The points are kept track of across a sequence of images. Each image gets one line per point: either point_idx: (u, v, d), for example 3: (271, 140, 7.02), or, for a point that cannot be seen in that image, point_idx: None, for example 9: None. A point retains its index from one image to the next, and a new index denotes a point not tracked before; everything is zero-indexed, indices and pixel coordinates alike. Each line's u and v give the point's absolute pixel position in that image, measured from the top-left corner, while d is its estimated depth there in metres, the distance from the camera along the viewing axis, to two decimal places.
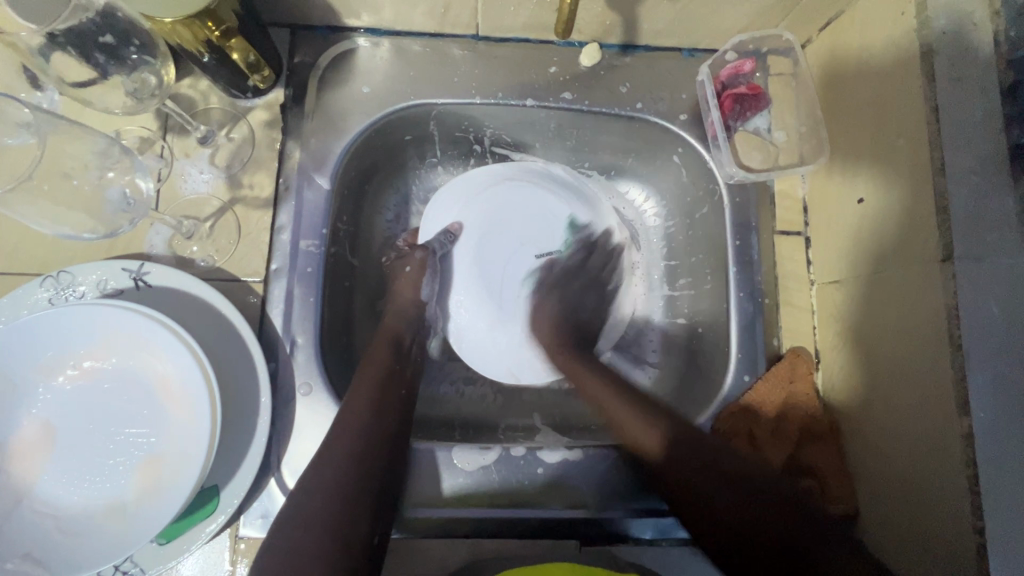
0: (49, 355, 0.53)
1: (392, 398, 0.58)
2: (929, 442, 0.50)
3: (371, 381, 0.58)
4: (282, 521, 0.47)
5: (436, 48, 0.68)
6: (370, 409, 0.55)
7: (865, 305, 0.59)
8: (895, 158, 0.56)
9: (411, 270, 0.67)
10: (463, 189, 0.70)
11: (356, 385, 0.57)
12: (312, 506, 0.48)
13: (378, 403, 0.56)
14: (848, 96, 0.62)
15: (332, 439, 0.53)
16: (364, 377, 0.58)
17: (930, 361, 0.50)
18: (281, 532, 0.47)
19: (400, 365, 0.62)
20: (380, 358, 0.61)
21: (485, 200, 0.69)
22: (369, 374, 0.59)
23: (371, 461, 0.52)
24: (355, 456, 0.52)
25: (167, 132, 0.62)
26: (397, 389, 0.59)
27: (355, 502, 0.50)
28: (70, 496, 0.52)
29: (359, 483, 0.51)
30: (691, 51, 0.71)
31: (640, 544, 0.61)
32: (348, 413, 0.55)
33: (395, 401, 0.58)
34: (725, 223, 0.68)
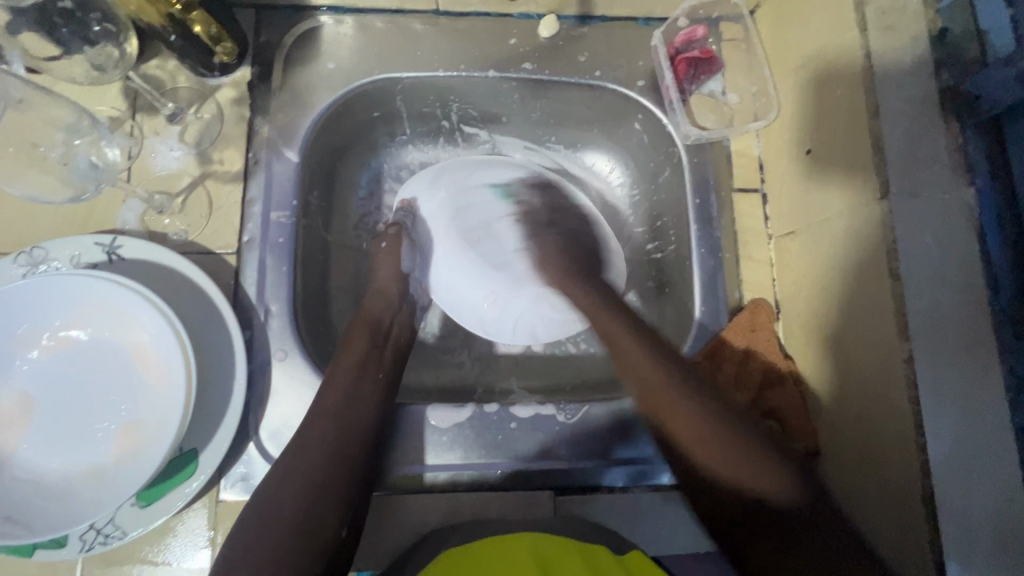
0: (23, 327, 0.54)
1: (371, 369, 0.60)
2: (879, 382, 0.52)
3: (350, 365, 0.59)
4: (258, 494, 0.50)
5: (398, 24, 0.70)
6: (347, 379, 0.58)
7: (818, 252, 0.61)
8: (838, 107, 0.58)
9: (388, 246, 0.69)
10: (427, 179, 0.75)
11: (333, 370, 0.59)
12: (287, 473, 0.50)
13: (355, 372, 0.58)
14: (794, 55, 0.65)
15: (310, 412, 0.55)
16: (344, 362, 0.60)
17: (874, 295, 0.53)
18: (255, 508, 0.49)
19: (382, 337, 0.63)
20: (359, 331, 0.63)
21: (448, 181, 0.75)
22: (350, 347, 0.61)
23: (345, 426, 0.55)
24: (329, 426, 0.54)
25: (136, 111, 0.64)
26: (376, 358, 0.61)
27: (333, 470, 0.52)
28: (51, 463, 0.53)
29: (332, 450, 0.53)
30: (647, 19, 0.74)
31: (614, 492, 0.63)
32: (330, 389, 0.57)
33: (376, 371, 0.60)
34: (684, 183, 0.70)
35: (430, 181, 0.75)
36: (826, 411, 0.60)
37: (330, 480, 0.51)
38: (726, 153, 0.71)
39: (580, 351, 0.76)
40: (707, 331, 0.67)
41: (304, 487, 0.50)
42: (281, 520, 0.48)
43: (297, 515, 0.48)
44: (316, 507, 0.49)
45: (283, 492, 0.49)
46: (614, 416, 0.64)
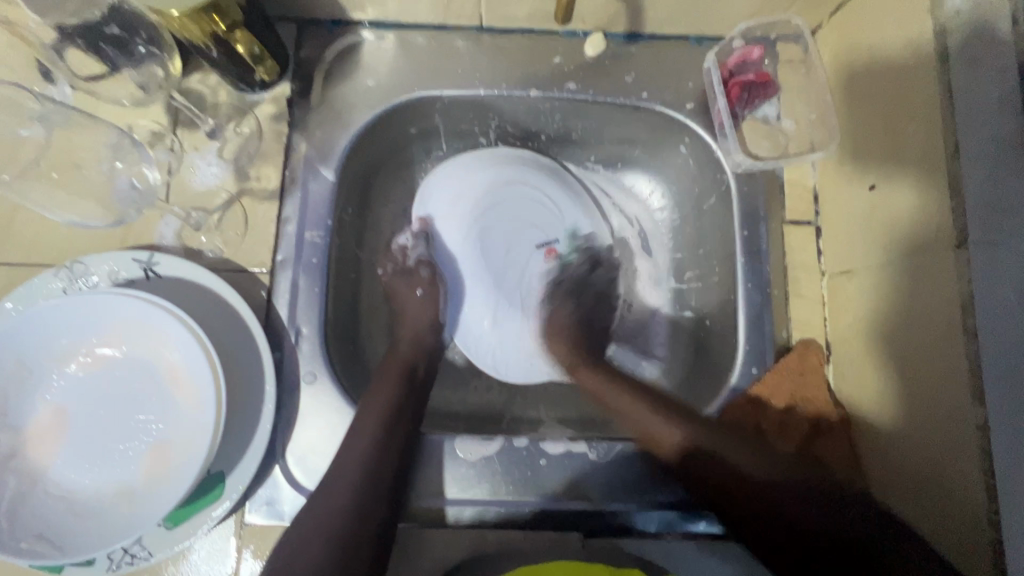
0: (62, 342, 0.54)
1: (402, 413, 0.59)
2: (950, 452, 0.48)
3: (376, 414, 0.57)
4: (288, 545, 0.50)
5: (440, 40, 0.68)
6: (376, 428, 0.57)
7: (878, 296, 0.57)
8: (908, 144, 0.54)
9: (422, 293, 0.68)
10: (445, 195, 0.71)
11: (360, 419, 0.57)
12: (318, 526, 0.50)
13: (385, 419, 0.57)
14: (858, 82, 0.61)
15: (339, 457, 0.55)
16: (369, 406, 0.58)
17: (943, 349, 0.49)
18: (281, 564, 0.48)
19: (413, 380, 0.63)
20: (392, 371, 0.62)
21: (465, 197, 0.71)
22: (383, 388, 0.60)
23: (372, 472, 0.54)
24: (357, 477, 0.54)
25: (177, 126, 0.63)
26: (408, 402, 0.60)
27: (359, 521, 0.52)
28: (83, 480, 0.53)
29: (361, 501, 0.53)
30: (698, 39, 0.70)
31: (645, 538, 0.59)
32: (356, 435, 0.56)
33: (408, 416, 0.59)
34: (732, 213, 0.67)
35: (449, 195, 0.71)
36: (883, 467, 0.55)
37: (356, 530, 0.51)
38: (778, 182, 0.67)
39: None
40: (749, 373, 0.63)
41: (333, 541, 0.50)
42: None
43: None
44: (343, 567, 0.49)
45: (311, 546, 0.49)
46: (649, 458, 0.61)
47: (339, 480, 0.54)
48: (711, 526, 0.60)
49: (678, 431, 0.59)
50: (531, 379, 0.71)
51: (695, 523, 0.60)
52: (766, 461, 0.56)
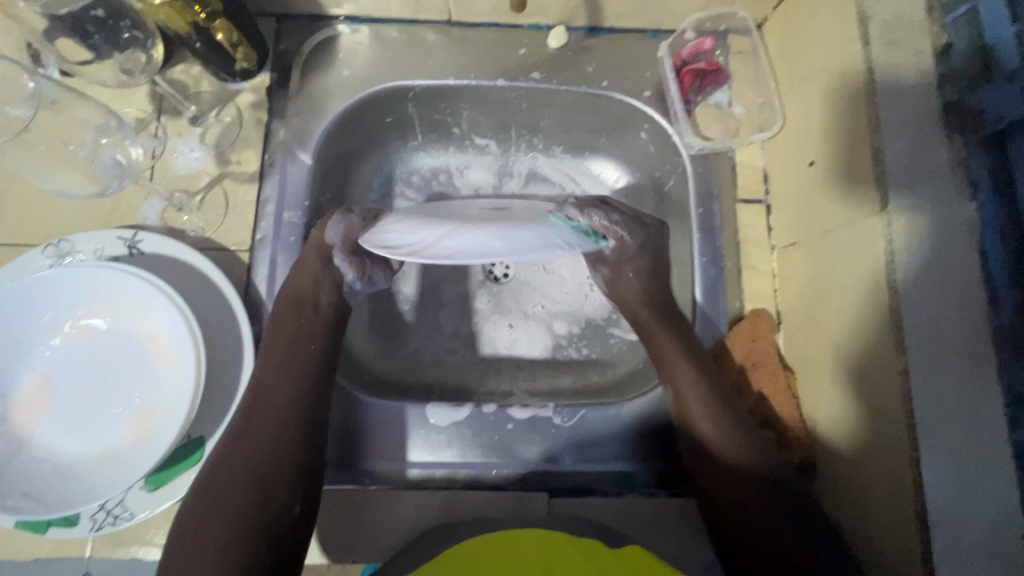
0: (50, 314, 0.57)
1: (297, 360, 0.57)
2: (878, 399, 0.52)
3: (282, 343, 0.58)
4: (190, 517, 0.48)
5: (412, 33, 0.72)
6: (283, 360, 0.57)
7: (819, 264, 0.61)
8: (841, 121, 0.58)
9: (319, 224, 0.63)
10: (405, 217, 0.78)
11: (266, 350, 0.58)
12: (223, 490, 0.49)
13: (290, 352, 0.58)
14: (798, 68, 0.65)
15: (249, 391, 0.55)
16: (275, 343, 0.58)
17: (870, 307, 0.53)
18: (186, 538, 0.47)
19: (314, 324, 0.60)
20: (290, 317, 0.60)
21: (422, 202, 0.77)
22: (278, 340, 0.59)
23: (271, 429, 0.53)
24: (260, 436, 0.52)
25: (161, 113, 0.67)
26: (317, 336, 0.60)
27: (266, 475, 0.51)
28: (68, 445, 0.56)
29: (267, 458, 0.52)
30: (655, 32, 0.74)
31: (609, 496, 0.62)
32: (264, 370, 0.56)
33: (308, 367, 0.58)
34: (689, 193, 0.71)
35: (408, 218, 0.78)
36: (823, 425, 0.59)
37: (267, 483, 0.51)
38: (731, 163, 0.71)
39: (581, 356, 0.78)
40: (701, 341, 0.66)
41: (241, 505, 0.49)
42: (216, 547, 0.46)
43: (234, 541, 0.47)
44: (263, 494, 0.50)
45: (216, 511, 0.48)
46: (612, 421, 0.64)
47: (236, 443, 0.52)
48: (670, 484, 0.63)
49: (704, 416, 0.58)
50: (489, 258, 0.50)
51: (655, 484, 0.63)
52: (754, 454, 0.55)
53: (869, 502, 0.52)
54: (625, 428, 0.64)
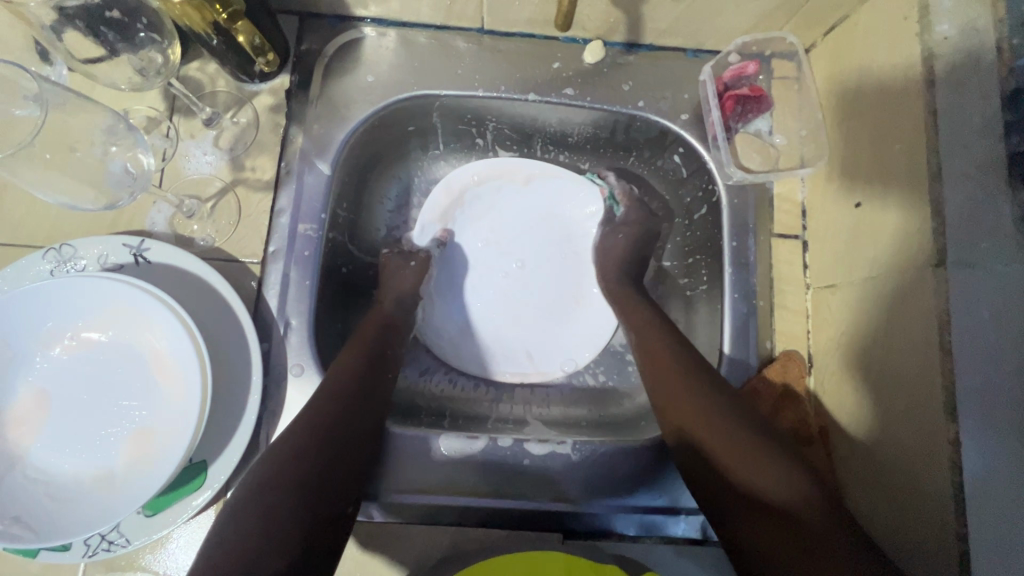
0: (49, 324, 0.54)
1: (376, 375, 0.58)
2: (923, 460, 0.49)
3: (357, 354, 0.59)
4: (235, 503, 0.46)
5: (441, 40, 0.69)
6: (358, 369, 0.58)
7: (859, 311, 0.58)
8: (893, 163, 0.55)
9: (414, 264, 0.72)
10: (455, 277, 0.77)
11: (342, 357, 0.58)
12: (276, 480, 0.47)
13: (365, 363, 0.58)
14: (847, 100, 0.62)
15: (319, 393, 0.55)
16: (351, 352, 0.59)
17: (919, 365, 0.50)
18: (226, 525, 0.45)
19: (383, 346, 0.62)
20: (369, 332, 0.63)
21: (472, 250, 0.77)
22: (350, 352, 0.59)
23: (331, 428, 0.52)
24: (322, 434, 0.51)
25: (174, 113, 0.63)
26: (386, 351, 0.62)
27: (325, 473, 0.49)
28: (62, 465, 0.53)
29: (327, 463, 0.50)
30: (695, 52, 0.71)
31: (624, 539, 0.61)
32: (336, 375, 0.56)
33: (374, 381, 0.58)
34: (722, 224, 0.68)
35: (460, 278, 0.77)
36: (860, 480, 0.56)
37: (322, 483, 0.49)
38: (768, 195, 0.68)
39: (598, 384, 0.76)
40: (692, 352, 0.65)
41: (286, 501, 0.46)
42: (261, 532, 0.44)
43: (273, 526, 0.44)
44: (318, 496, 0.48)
45: (259, 498, 0.46)
46: (632, 462, 0.62)
47: (299, 436, 0.50)
48: (689, 531, 0.61)
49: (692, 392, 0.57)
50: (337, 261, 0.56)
51: (674, 529, 0.61)
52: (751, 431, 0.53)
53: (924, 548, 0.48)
54: (643, 470, 0.62)
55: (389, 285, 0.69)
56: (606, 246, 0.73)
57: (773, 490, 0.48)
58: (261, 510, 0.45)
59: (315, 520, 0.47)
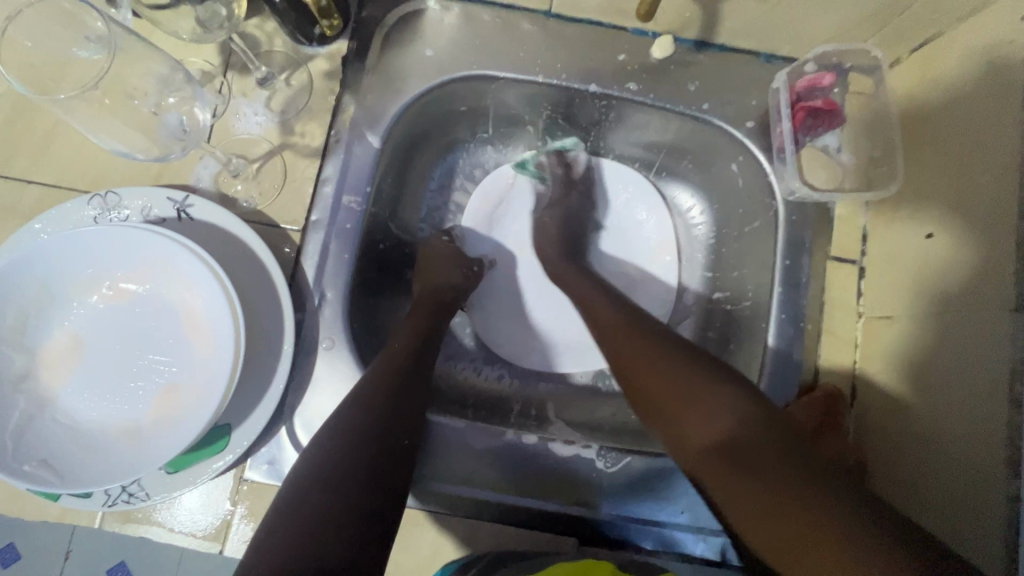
0: (88, 271, 0.54)
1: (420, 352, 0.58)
2: (976, 513, 0.47)
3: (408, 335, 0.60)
4: (302, 471, 0.46)
5: (506, 19, 0.66)
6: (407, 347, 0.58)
7: (919, 348, 0.56)
8: (979, 195, 0.51)
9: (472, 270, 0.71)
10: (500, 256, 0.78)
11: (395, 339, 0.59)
12: (343, 451, 0.47)
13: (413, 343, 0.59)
14: (931, 123, 0.58)
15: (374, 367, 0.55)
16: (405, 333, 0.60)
17: (981, 414, 0.48)
18: (297, 488, 0.45)
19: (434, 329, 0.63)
20: (423, 317, 0.63)
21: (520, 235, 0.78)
22: (404, 333, 0.60)
23: (387, 402, 0.52)
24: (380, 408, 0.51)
25: (228, 69, 0.62)
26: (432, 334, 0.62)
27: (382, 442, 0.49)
28: (90, 412, 0.53)
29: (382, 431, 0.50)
30: (769, 57, 0.67)
31: (641, 553, 0.59)
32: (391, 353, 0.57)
33: (422, 358, 0.58)
34: (776, 240, 0.65)
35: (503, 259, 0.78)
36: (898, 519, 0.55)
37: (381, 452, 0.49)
38: (829, 215, 0.65)
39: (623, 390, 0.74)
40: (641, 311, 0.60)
41: (354, 472, 0.46)
42: (333, 495, 0.44)
43: (341, 484, 0.45)
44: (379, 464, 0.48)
45: (331, 466, 0.46)
46: (655, 474, 0.60)
47: (356, 409, 0.51)
48: (708, 553, 0.59)
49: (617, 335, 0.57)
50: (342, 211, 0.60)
51: (693, 549, 0.59)
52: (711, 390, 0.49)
53: None
54: (668, 483, 0.60)
55: (442, 274, 0.69)
56: (548, 229, 0.72)
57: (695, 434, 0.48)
58: (331, 478, 0.45)
59: (379, 484, 0.47)
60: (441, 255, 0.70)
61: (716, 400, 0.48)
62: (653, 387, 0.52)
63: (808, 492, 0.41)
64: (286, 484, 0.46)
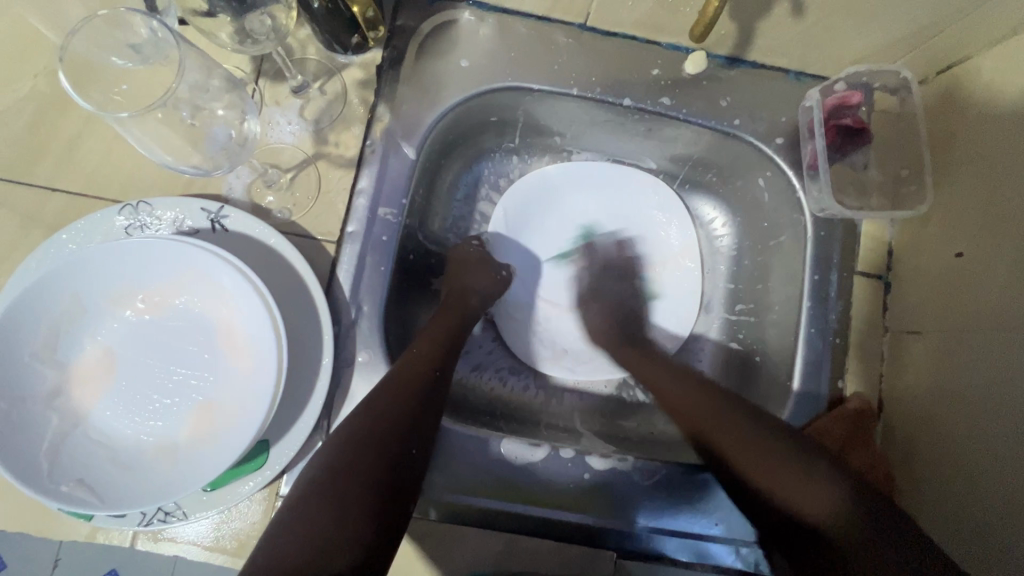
0: (121, 284, 0.52)
1: (437, 357, 0.56)
2: (1017, 524, 0.48)
3: (429, 341, 0.58)
4: (312, 476, 0.45)
5: (541, 32, 0.66)
6: (426, 353, 0.56)
7: (948, 363, 0.57)
8: (1011, 218, 0.53)
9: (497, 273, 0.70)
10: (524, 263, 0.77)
11: (416, 344, 0.58)
12: (348, 461, 0.46)
13: (433, 349, 0.57)
14: (960, 144, 0.60)
15: (392, 371, 0.54)
16: (426, 338, 0.59)
17: (1015, 429, 0.49)
18: (304, 497, 0.44)
19: (456, 335, 0.61)
20: (446, 320, 0.62)
21: (546, 240, 0.77)
22: (426, 339, 0.58)
23: (405, 411, 0.50)
24: (399, 415, 0.49)
25: (260, 76, 0.61)
26: (452, 338, 0.60)
27: (388, 450, 0.47)
28: (124, 429, 0.51)
29: (393, 438, 0.48)
30: (798, 74, 0.68)
31: (676, 565, 0.59)
32: (410, 358, 0.55)
33: (443, 364, 0.56)
34: (805, 255, 0.66)
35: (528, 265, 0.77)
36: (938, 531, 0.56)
37: (388, 463, 0.47)
38: (856, 231, 0.67)
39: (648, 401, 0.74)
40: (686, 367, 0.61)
41: (357, 483, 0.44)
42: (327, 507, 0.43)
43: (340, 495, 0.44)
44: (386, 474, 0.46)
45: (337, 478, 0.45)
46: (690, 487, 0.61)
47: (373, 416, 0.49)
48: (741, 564, 0.60)
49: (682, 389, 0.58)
50: (365, 298, 0.59)
51: (728, 560, 0.60)
52: (786, 462, 0.48)
53: None
54: (702, 496, 0.61)
55: (469, 277, 0.68)
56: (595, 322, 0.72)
57: (800, 505, 0.46)
58: (339, 490, 0.44)
59: (380, 495, 0.45)
60: (470, 264, 0.69)
61: (786, 475, 0.47)
62: (731, 437, 0.51)
63: (864, 556, 0.42)
64: (288, 491, 0.45)
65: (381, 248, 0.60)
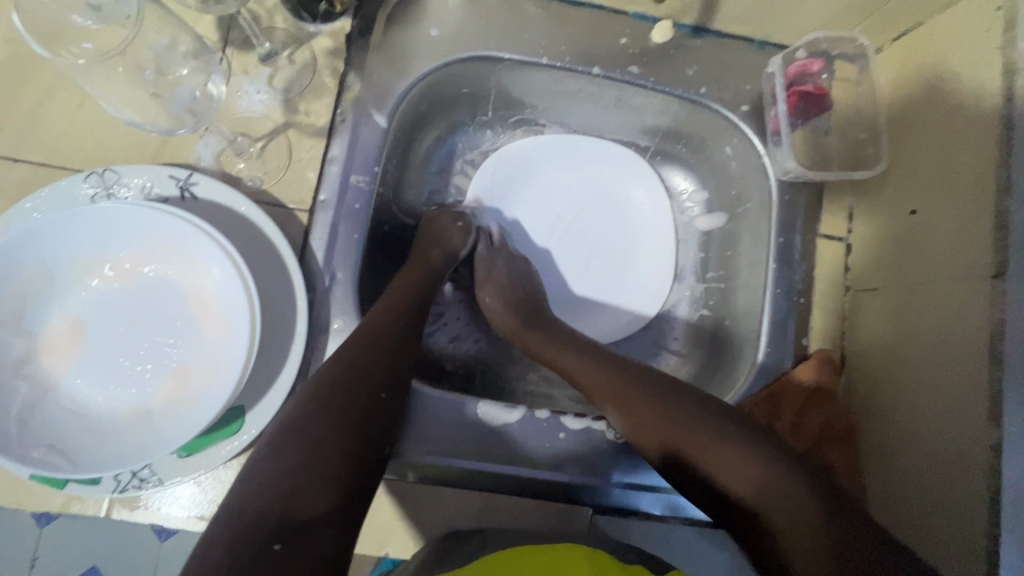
0: (88, 251, 0.52)
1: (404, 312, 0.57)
2: (957, 458, 0.51)
3: (397, 299, 0.59)
4: (285, 424, 0.46)
5: (511, 1, 0.67)
6: (395, 310, 0.57)
7: (902, 316, 0.60)
8: (960, 176, 0.55)
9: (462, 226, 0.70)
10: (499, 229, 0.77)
11: (385, 301, 0.58)
12: (320, 411, 0.46)
13: (399, 304, 0.58)
14: (914, 108, 0.62)
15: (360, 327, 0.54)
16: (394, 295, 0.59)
17: (962, 370, 0.52)
18: (276, 440, 0.45)
19: (424, 293, 0.62)
20: (415, 278, 0.63)
21: (520, 202, 0.77)
22: (397, 297, 0.59)
23: (377, 366, 0.51)
24: (371, 369, 0.50)
25: (227, 45, 0.61)
26: (419, 296, 0.61)
27: (360, 402, 0.48)
28: (96, 397, 0.51)
29: (364, 390, 0.49)
30: (762, 44, 0.70)
31: (649, 519, 0.62)
32: (377, 314, 0.56)
33: (413, 321, 0.57)
34: (771, 219, 0.68)
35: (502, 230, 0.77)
36: (887, 474, 0.59)
37: (359, 412, 0.48)
38: (819, 195, 0.69)
39: None
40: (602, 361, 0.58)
41: (332, 430, 0.46)
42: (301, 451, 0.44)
43: (317, 443, 0.44)
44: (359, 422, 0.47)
45: (311, 425, 0.45)
46: None
47: (341, 368, 0.50)
48: (712, 515, 0.62)
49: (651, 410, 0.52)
50: (339, 266, 0.60)
51: (700, 511, 0.62)
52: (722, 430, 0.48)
53: (940, 515, 0.52)
54: None
55: (440, 241, 0.68)
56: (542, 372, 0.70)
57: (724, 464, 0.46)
58: (313, 439, 0.45)
59: (353, 442, 0.46)
60: (439, 227, 0.69)
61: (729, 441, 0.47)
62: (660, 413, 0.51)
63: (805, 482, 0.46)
64: (260, 440, 0.46)
65: (353, 215, 0.60)
